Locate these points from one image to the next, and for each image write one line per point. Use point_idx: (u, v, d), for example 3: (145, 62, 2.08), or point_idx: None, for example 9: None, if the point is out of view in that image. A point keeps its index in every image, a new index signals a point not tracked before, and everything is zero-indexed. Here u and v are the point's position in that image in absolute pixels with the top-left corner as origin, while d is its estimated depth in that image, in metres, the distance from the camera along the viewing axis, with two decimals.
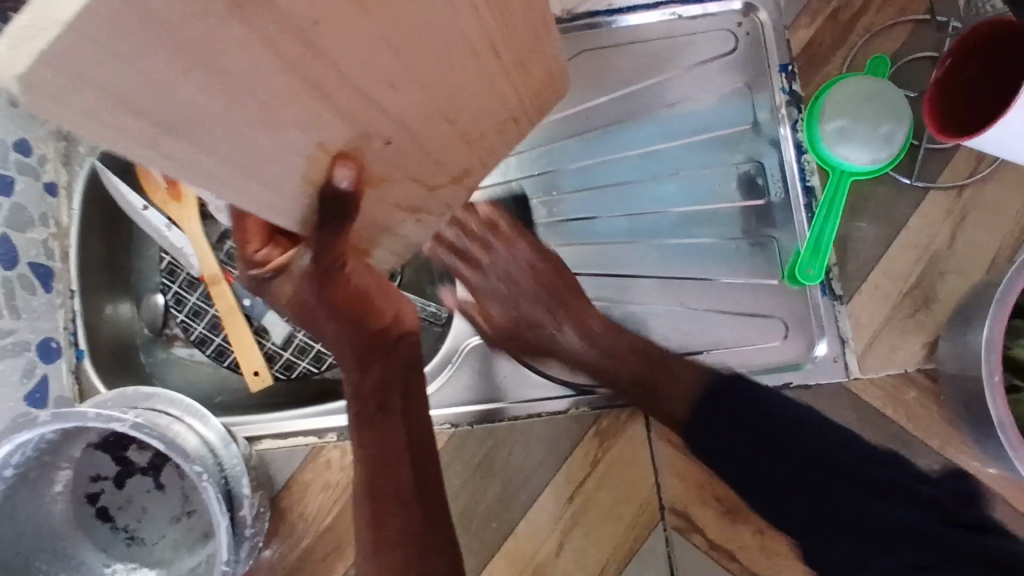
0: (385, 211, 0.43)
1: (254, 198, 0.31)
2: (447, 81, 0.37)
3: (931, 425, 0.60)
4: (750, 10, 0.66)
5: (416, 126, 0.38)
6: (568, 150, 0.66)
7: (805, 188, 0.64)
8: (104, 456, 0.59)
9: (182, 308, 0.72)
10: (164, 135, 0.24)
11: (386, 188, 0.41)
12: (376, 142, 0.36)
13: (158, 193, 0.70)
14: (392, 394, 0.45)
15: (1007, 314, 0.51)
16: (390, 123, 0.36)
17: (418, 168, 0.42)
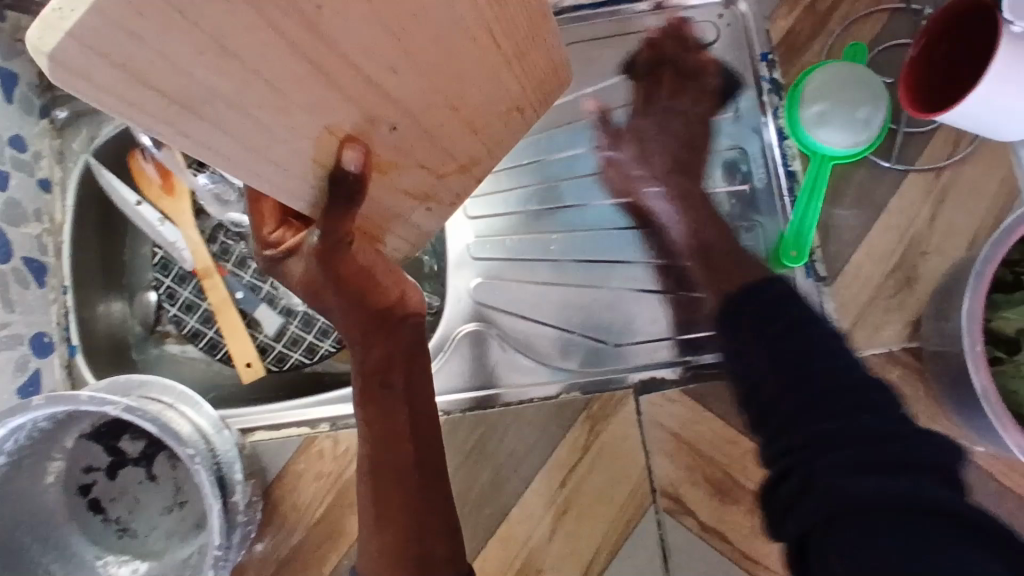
0: (395, 199, 0.43)
1: (268, 179, 0.33)
2: (457, 74, 0.37)
3: (913, 401, 0.61)
4: (731, 2, 0.68)
5: (421, 113, 0.38)
6: (553, 144, 0.69)
7: (787, 172, 0.66)
8: (97, 447, 0.61)
9: (174, 302, 0.74)
10: (182, 114, 0.27)
11: (397, 174, 0.41)
12: (383, 128, 0.36)
13: (150, 187, 0.71)
14: (396, 370, 0.47)
15: (984, 288, 0.53)
16: (396, 109, 0.36)
17: (429, 157, 0.42)
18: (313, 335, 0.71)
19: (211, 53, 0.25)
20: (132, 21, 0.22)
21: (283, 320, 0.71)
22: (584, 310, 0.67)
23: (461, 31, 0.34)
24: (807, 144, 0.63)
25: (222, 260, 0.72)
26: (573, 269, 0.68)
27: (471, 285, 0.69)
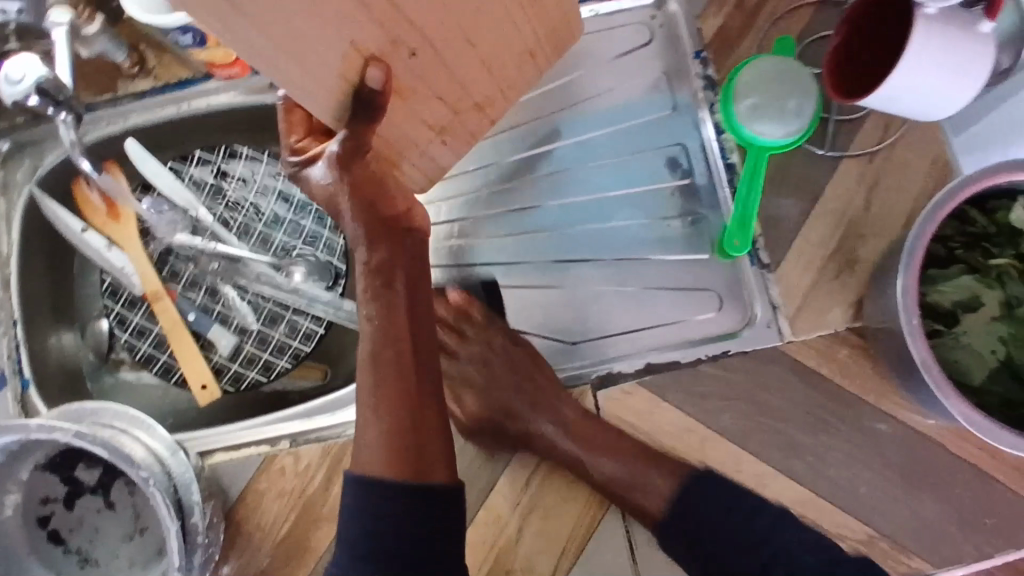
0: (412, 127, 0.49)
1: (302, 86, 0.36)
2: (469, 8, 0.41)
3: (861, 379, 0.63)
4: (661, 3, 0.70)
5: (438, 42, 0.42)
6: (499, 150, 0.70)
7: (726, 165, 0.67)
8: (53, 478, 0.60)
9: (125, 328, 0.73)
10: (232, 14, 0.30)
11: (413, 100, 0.46)
12: (403, 52, 0.40)
13: (96, 214, 0.71)
14: (397, 272, 0.47)
15: (916, 265, 0.55)
16: (416, 34, 0.40)
17: (440, 85, 0.47)
18: (270, 352, 0.71)
19: None
20: None
21: (237, 339, 0.71)
22: (544, 307, 0.68)
23: None
24: (742, 137, 0.65)
25: (172, 284, 0.73)
26: (525, 270, 0.68)
27: None
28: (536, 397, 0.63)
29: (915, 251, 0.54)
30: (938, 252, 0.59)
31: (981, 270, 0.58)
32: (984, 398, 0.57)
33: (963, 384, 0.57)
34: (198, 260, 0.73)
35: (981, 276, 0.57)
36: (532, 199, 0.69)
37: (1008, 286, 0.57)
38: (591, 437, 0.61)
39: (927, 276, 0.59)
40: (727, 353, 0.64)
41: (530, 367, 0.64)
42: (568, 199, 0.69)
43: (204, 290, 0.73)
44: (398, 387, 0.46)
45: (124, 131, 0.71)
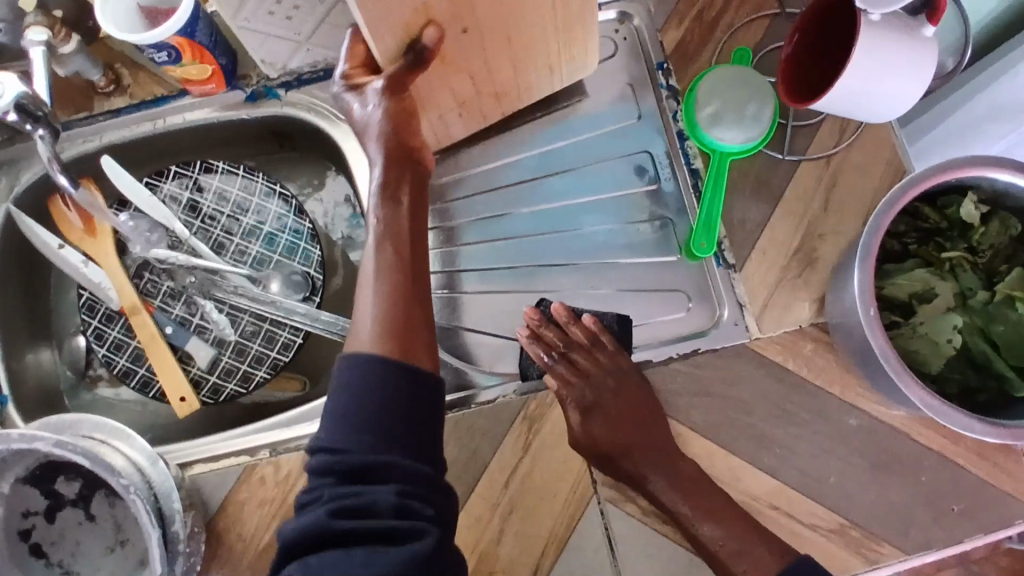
0: (441, 88, 0.60)
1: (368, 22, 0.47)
2: (518, 24, 0.55)
3: (827, 372, 0.65)
4: (625, 18, 0.73)
5: (486, 33, 0.55)
6: (470, 160, 0.72)
7: (690, 170, 0.70)
8: (34, 492, 0.60)
9: (103, 343, 0.73)
10: None
11: (449, 68, 0.58)
12: (455, 29, 0.52)
13: (72, 231, 0.71)
14: (401, 190, 0.53)
15: (871, 259, 0.57)
16: (469, 18, 0.52)
17: (476, 69, 0.60)
18: (248, 364, 0.72)
19: None
20: None
21: (215, 351, 0.72)
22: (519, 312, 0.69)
23: None
24: (706, 143, 0.68)
25: (149, 297, 0.73)
26: (499, 276, 0.70)
27: None
28: (656, 451, 0.61)
29: (870, 244, 0.57)
30: (894, 247, 0.61)
31: (935, 263, 0.60)
32: (944, 385, 0.59)
33: (924, 372, 0.59)
34: (175, 274, 0.73)
35: (935, 268, 0.60)
36: (504, 207, 0.71)
37: (961, 279, 0.60)
38: (697, 489, 0.60)
39: (885, 269, 0.61)
40: (697, 351, 0.66)
41: (649, 410, 0.63)
42: (540, 206, 0.71)
43: (181, 302, 0.73)
44: (407, 286, 0.51)
45: (99, 149, 0.72)
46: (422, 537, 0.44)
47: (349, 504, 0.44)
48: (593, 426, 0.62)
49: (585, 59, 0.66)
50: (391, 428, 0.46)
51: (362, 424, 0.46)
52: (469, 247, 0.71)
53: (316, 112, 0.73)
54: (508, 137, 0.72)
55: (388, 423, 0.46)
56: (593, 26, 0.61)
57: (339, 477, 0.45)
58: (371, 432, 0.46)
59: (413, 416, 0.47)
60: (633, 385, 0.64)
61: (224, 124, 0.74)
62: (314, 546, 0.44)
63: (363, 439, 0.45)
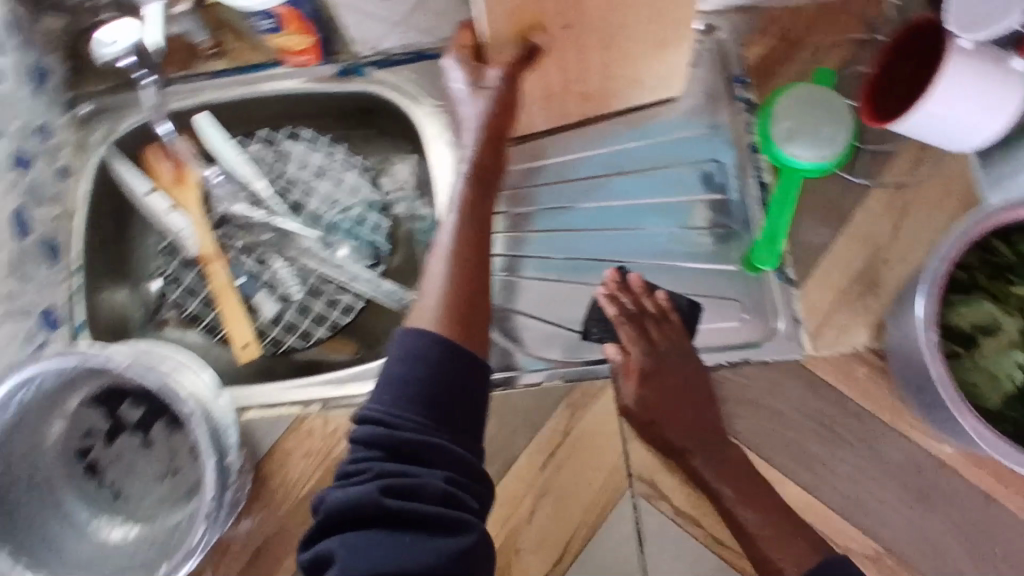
0: (534, 79, 0.65)
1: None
2: (619, 30, 0.60)
3: (876, 399, 0.65)
4: (710, 30, 0.74)
5: (586, 34, 0.60)
6: (543, 151, 0.74)
7: (758, 183, 0.70)
8: (97, 413, 0.64)
9: (177, 286, 0.78)
10: None
11: (545, 62, 0.62)
12: (559, 22, 0.58)
13: (163, 178, 0.76)
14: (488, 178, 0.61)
15: (937, 289, 0.57)
16: (572, 13, 0.57)
17: (570, 68, 0.64)
18: (309, 322, 0.75)
19: None
20: None
21: (280, 307, 0.75)
22: (575, 303, 0.71)
23: None
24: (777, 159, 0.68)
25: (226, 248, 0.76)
26: (558, 266, 0.72)
27: None
28: (708, 436, 0.62)
29: (937, 274, 0.56)
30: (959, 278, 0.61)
31: (1000, 298, 0.60)
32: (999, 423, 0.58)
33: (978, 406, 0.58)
34: (250, 231, 0.77)
35: (999, 304, 0.59)
36: (571, 199, 0.73)
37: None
38: (743, 479, 0.61)
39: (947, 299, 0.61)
40: (747, 361, 0.66)
41: (703, 397, 0.64)
42: (606, 203, 0.72)
43: (252, 259, 0.76)
44: (469, 268, 0.56)
45: (198, 106, 0.77)
46: (465, 529, 0.46)
47: (399, 485, 0.46)
48: (637, 389, 0.64)
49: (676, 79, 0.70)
50: (445, 411, 0.49)
51: (420, 402, 0.49)
52: (532, 233, 0.73)
53: (400, 92, 0.76)
54: (581, 133, 0.74)
55: (444, 407, 0.49)
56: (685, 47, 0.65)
57: (389, 455, 0.48)
58: (426, 411, 0.48)
59: (459, 403, 0.50)
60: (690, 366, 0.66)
61: (312, 96, 0.78)
62: (361, 518, 0.46)
63: (421, 419, 0.48)
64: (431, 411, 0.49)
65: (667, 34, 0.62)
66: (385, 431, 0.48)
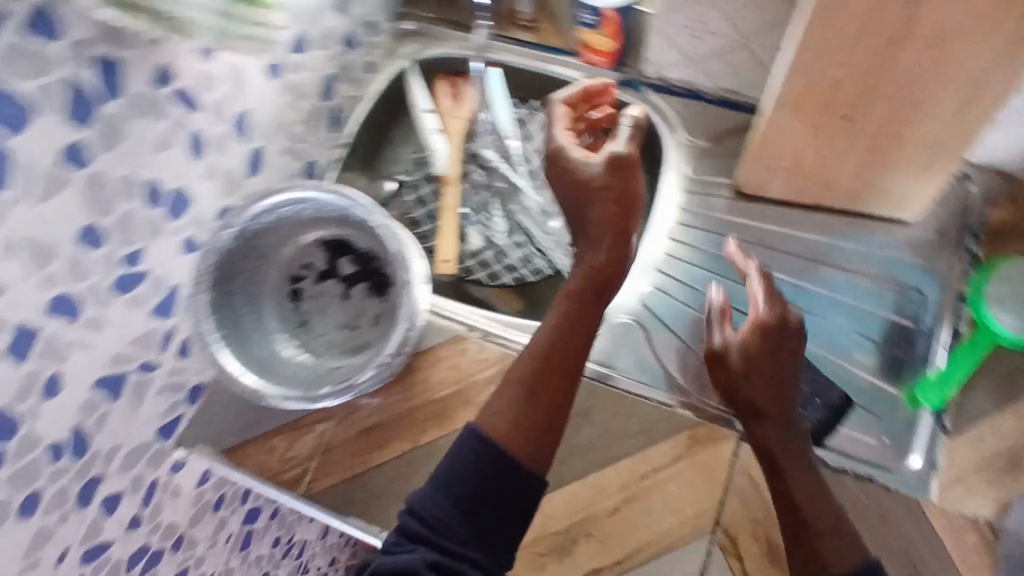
0: (786, 147, 0.71)
1: (801, 55, 0.61)
2: (889, 133, 0.66)
3: (982, 573, 0.63)
4: (963, 178, 0.77)
5: (859, 125, 0.66)
6: (761, 216, 0.80)
7: (952, 330, 0.72)
8: (321, 254, 0.75)
9: (413, 192, 0.89)
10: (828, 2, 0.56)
11: (808, 138, 0.69)
12: (841, 108, 0.65)
13: (445, 104, 0.87)
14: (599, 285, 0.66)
15: None
16: (856, 104, 0.64)
17: (823, 151, 0.70)
18: (500, 267, 0.84)
19: None
20: None
21: (484, 244, 0.85)
22: None
23: (941, 84, 0.60)
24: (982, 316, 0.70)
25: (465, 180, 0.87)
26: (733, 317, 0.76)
27: (644, 293, 0.80)
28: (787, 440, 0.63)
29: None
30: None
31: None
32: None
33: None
34: (490, 173, 0.87)
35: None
36: (769, 266, 0.78)
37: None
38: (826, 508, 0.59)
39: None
40: (874, 480, 0.66)
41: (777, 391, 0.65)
42: (800, 283, 0.77)
43: (479, 197, 0.86)
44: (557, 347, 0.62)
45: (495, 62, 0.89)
46: None
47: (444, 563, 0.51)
48: (734, 360, 0.67)
49: (913, 203, 0.74)
50: (476, 510, 0.54)
51: (456, 501, 0.54)
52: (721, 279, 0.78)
53: (664, 117, 0.84)
54: (805, 216, 0.79)
55: (475, 506, 0.54)
56: (939, 175, 0.69)
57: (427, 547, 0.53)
58: (466, 527, 0.54)
59: (499, 488, 0.55)
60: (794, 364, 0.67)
61: None
62: None
63: (455, 527, 0.53)
64: (471, 517, 0.54)
65: (928, 157, 0.68)
66: (423, 527, 0.53)
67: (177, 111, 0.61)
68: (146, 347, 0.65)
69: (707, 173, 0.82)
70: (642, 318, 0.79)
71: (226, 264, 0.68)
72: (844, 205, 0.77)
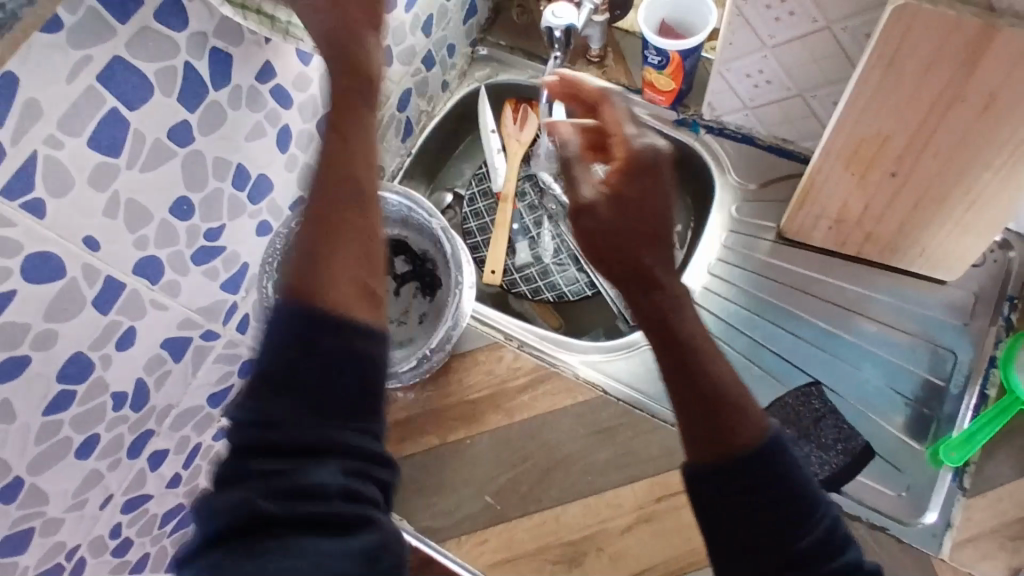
0: (833, 197, 0.74)
1: (857, 108, 0.64)
2: (934, 194, 0.69)
3: None
4: (1005, 246, 0.79)
5: (906, 183, 0.69)
6: (802, 261, 0.82)
7: (981, 392, 0.74)
8: (379, 250, 0.80)
9: (470, 205, 0.94)
10: (889, 62, 0.59)
11: (855, 189, 0.72)
12: (890, 165, 0.68)
13: (508, 126, 0.92)
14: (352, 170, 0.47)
15: None
16: (905, 162, 0.67)
17: (869, 204, 0.73)
18: (543, 284, 0.88)
19: (915, 47, 0.57)
20: (919, 28, 0.56)
21: (531, 261, 0.88)
22: (761, 392, 0.77)
23: (991, 153, 0.62)
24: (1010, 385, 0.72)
25: (518, 198, 0.91)
26: (764, 355, 0.78)
27: None
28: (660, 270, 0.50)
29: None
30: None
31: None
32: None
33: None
34: (543, 195, 0.91)
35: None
36: (805, 310, 0.80)
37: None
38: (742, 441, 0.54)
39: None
40: (885, 530, 0.70)
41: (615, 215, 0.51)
42: (834, 330, 0.78)
43: (533, 216, 0.90)
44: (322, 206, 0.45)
45: None
46: (369, 527, 0.39)
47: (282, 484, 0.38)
48: (604, 212, 0.51)
49: (954, 264, 0.75)
50: (294, 388, 0.40)
51: (273, 387, 0.40)
52: (756, 317, 0.80)
53: (717, 158, 0.87)
54: (844, 265, 0.81)
55: (292, 385, 0.40)
56: (981, 241, 0.71)
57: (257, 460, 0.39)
58: (286, 392, 0.40)
59: (316, 370, 0.41)
60: (662, 208, 0.51)
61: None
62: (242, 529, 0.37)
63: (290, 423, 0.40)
64: (289, 396, 0.40)
65: (973, 222, 0.70)
66: (253, 433, 0.40)
67: (270, 103, 0.67)
68: (211, 317, 0.70)
69: (754, 214, 0.85)
70: None
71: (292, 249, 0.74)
72: (883, 259, 0.79)
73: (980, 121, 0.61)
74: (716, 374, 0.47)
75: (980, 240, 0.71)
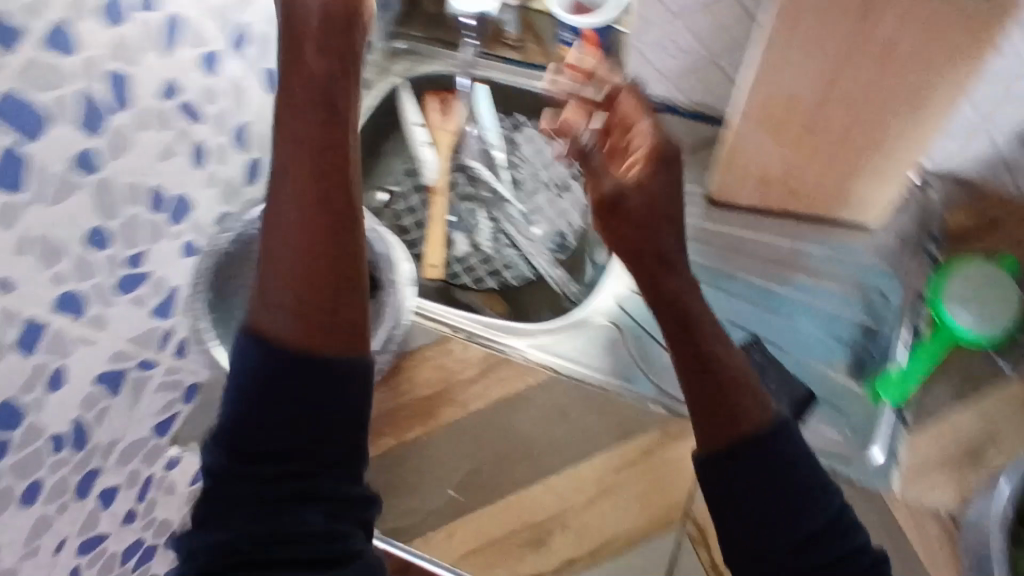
0: (754, 154, 0.75)
1: (762, 64, 0.65)
2: (849, 141, 0.70)
3: (943, 563, 0.66)
4: (926, 185, 0.78)
5: (821, 133, 0.70)
6: (732, 222, 0.83)
7: (912, 328, 0.76)
8: None
9: (403, 202, 0.92)
10: (785, 16, 0.60)
11: (774, 144, 0.73)
12: (802, 117, 0.69)
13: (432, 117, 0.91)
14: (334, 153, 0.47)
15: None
16: (816, 113, 0.68)
17: (789, 157, 0.74)
18: (485, 271, 0.88)
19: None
20: None
21: (471, 250, 0.88)
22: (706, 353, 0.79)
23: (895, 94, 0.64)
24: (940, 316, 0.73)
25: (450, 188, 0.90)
26: (706, 318, 0.81)
27: (621, 294, 0.84)
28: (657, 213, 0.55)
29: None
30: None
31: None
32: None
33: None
34: (476, 183, 0.90)
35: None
36: (741, 270, 0.81)
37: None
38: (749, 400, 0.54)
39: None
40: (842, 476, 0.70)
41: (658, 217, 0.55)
42: (771, 287, 0.80)
43: (467, 205, 0.90)
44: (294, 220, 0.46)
45: (478, 78, 0.92)
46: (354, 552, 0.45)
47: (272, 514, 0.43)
48: (633, 190, 0.55)
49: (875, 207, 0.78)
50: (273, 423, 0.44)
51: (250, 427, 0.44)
52: (693, 282, 0.82)
53: None
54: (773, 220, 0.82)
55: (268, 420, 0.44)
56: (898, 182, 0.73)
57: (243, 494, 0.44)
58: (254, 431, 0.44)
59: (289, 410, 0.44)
60: (676, 245, 0.55)
61: None
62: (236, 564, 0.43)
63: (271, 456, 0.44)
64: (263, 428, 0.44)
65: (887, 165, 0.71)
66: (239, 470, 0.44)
67: (180, 121, 0.66)
68: (147, 345, 0.69)
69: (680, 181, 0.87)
70: (621, 320, 0.83)
71: (222, 267, 0.72)
72: (810, 211, 0.80)
73: (877, 66, 0.62)
74: (725, 354, 0.52)
75: (896, 182, 0.74)
